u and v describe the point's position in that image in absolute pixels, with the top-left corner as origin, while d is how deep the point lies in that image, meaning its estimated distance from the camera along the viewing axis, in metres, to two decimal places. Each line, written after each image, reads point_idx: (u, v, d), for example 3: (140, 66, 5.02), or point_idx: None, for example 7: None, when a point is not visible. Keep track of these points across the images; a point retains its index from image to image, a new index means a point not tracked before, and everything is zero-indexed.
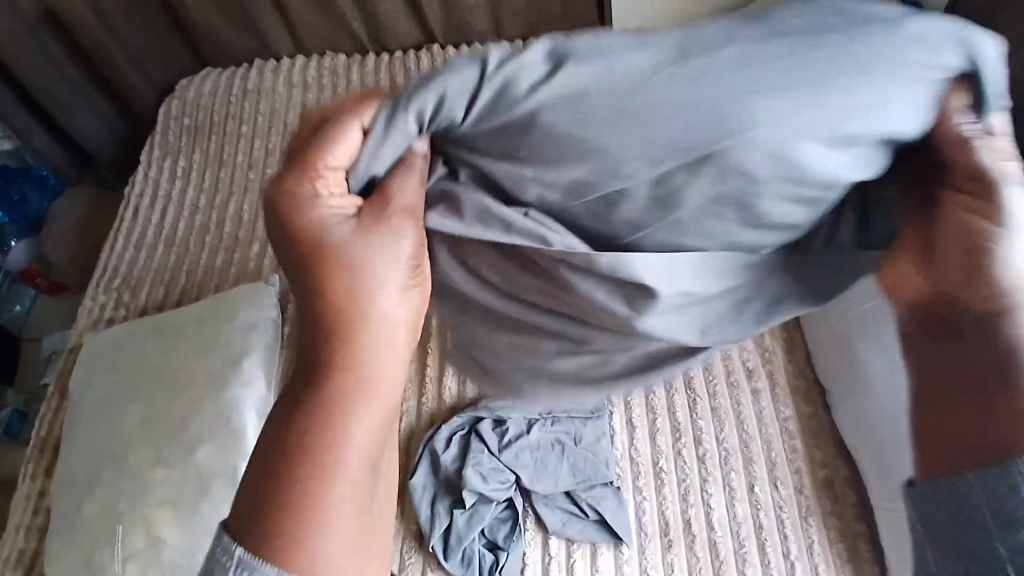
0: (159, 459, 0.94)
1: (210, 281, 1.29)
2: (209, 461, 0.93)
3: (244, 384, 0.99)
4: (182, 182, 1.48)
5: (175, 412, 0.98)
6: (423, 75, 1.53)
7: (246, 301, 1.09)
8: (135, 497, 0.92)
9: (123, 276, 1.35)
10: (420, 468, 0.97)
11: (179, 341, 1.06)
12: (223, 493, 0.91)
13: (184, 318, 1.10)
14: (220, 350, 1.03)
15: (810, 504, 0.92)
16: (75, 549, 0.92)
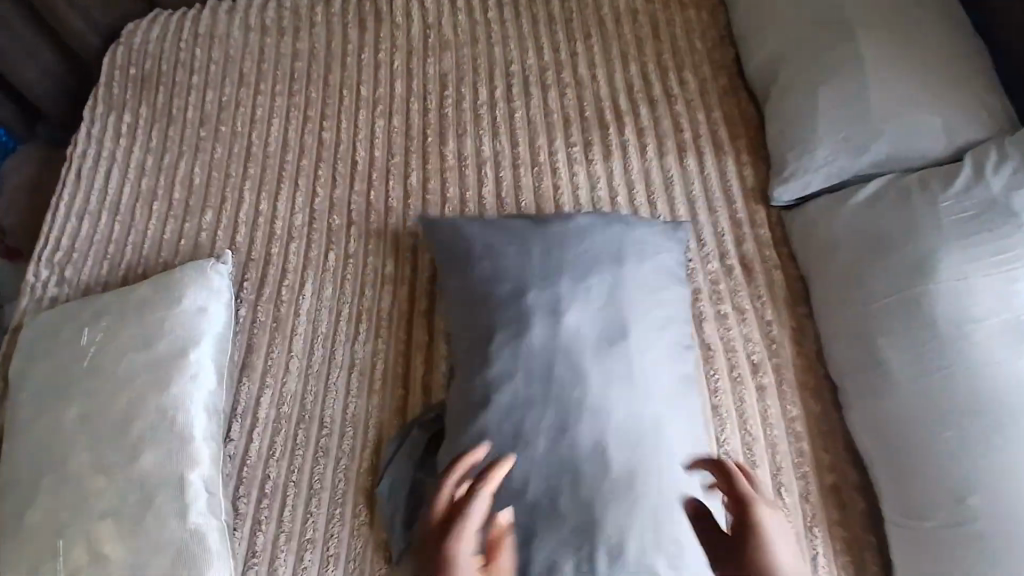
0: (96, 465, 0.83)
1: (162, 255, 1.16)
2: (154, 469, 0.83)
3: (190, 381, 0.88)
4: (130, 142, 1.33)
5: (115, 411, 0.87)
6: (396, 20, 1.35)
7: (191, 283, 0.96)
8: (73, 508, 0.81)
9: (65, 248, 1.22)
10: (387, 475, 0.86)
11: (117, 330, 0.94)
12: (171, 502, 0.81)
13: (123, 304, 0.97)
14: (163, 339, 0.91)
15: (816, 513, 0.85)
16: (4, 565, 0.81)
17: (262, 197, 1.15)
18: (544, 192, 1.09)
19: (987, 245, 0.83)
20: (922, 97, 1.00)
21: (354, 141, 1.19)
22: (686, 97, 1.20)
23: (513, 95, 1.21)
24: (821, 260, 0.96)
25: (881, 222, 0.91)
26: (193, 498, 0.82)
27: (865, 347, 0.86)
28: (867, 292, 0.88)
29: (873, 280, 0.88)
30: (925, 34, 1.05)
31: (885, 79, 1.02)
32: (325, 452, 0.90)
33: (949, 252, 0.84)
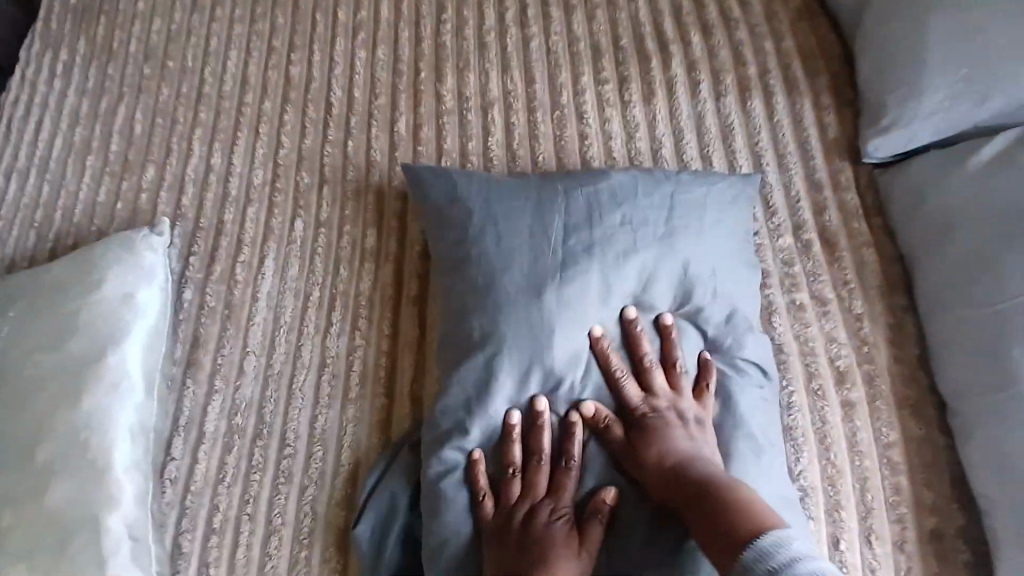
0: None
1: (83, 216, 0.91)
2: (63, 507, 0.64)
3: (114, 390, 0.70)
4: (50, 74, 1.04)
5: (14, 429, 0.67)
6: None
7: (117, 264, 0.77)
8: None
9: None
10: (365, 515, 0.67)
11: (17, 321, 0.74)
12: (86, 553, 0.63)
13: (25, 288, 0.77)
14: (81, 336, 0.72)
15: (915, 568, 0.65)
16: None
17: (214, 148, 0.92)
18: (567, 144, 0.86)
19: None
20: None
21: (328, 78, 0.95)
22: (749, 22, 0.94)
23: (528, 19, 0.96)
24: (930, 239, 0.74)
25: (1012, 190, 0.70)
26: (114, 546, 0.64)
27: (993, 358, 0.65)
28: (996, 283, 0.67)
29: (1005, 269, 0.67)
30: None
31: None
32: (288, 475, 0.72)
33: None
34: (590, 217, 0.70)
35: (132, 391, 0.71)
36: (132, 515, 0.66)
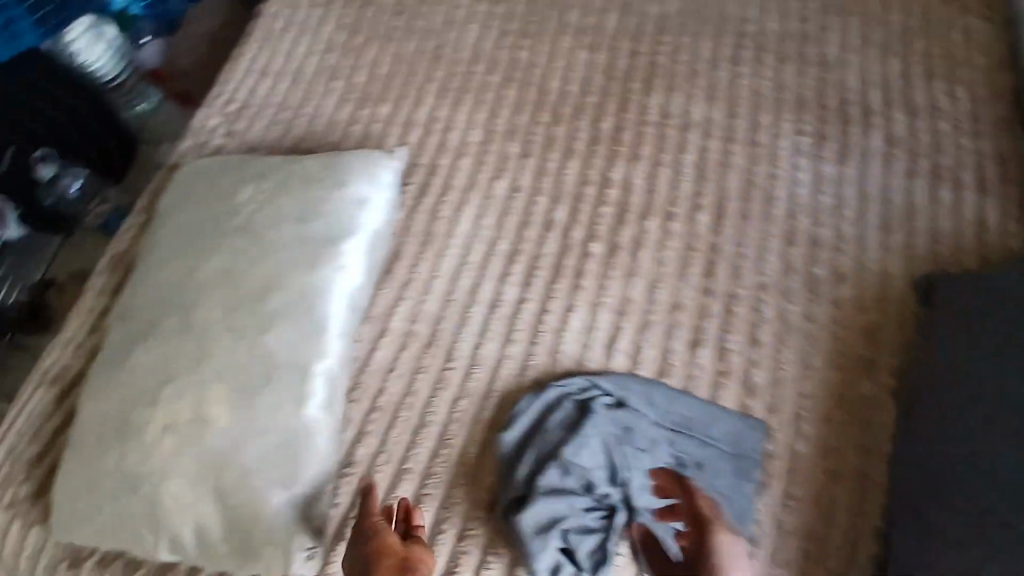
0: (195, 416, 0.75)
1: (327, 134, 1.06)
2: (265, 459, 0.73)
3: (338, 267, 0.83)
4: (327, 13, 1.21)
5: (254, 278, 0.82)
6: None
7: (355, 199, 0.89)
8: (193, 359, 0.77)
9: (238, 100, 1.13)
10: (520, 419, 0.81)
11: (247, 241, 0.85)
12: (289, 387, 0.76)
13: (263, 208, 0.88)
14: (319, 223, 0.86)
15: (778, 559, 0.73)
16: (95, 469, 0.75)
17: (442, 103, 1.06)
18: (755, 180, 0.93)
19: None
20: None
21: (550, 67, 1.07)
22: (956, 116, 0.99)
23: (742, 60, 1.04)
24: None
25: None
26: (312, 390, 0.76)
27: None
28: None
29: None
30: None
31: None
32: (448, 385, 0.88)
33: None
34: None
35: (331, 348, 0.79)
36: (321, 487, 0.74)
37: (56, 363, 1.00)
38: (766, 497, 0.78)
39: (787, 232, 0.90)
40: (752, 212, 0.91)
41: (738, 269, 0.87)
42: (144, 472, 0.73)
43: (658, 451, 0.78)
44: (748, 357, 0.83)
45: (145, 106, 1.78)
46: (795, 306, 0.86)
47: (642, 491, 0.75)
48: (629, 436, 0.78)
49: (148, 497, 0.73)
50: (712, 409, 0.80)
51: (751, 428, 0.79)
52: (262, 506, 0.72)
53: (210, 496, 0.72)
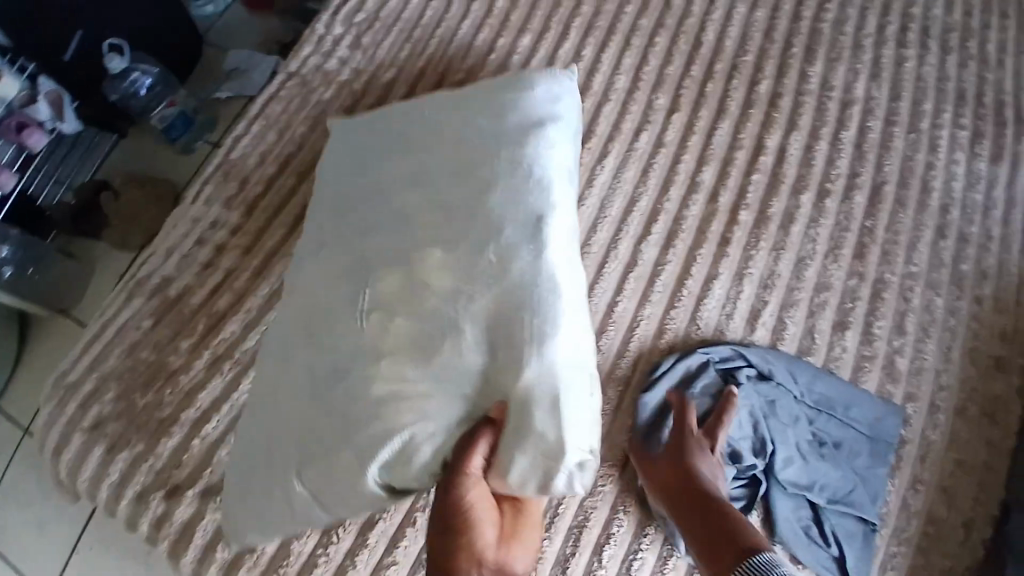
0: (412, 308, 0.64)
1: (459, 57, 0.98)
2: (501, 351, 0.60)
3: (549, 149, 0.73)
4: None
5: (455, 163, 0.71)
6: None
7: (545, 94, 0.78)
8: (400, 250, 0.67)
9: (358, 7, 1.03)
10: (663, 381, 0.80)
11: (438, 144, 0.74)
12: (520, 257, 0.64)
13: (450, 113, 0.77)
14: (515, 107, 0.76)
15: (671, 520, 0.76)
16: (292, 415, 0.67)
17: (587, 41, 0.99)
18: (913, 167, 0.90)
19: None
20: None
21: (705, 20, 1.01)
22: None
23: (907, 40, 0.99)
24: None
25: None
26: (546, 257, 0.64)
27: None
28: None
29: None
30: None
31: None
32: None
33: None
34: None
35: (554, 214, 0.67)
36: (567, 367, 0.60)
37: (162, 272, 0.96)
38: (897, 482, 0.79)
39: (941, 224, 0.88)
40: (907, 200, 0.89)
41: (890, 254, 0.87)
42: (361, 379, 0.62)
43: (800, 428, 0.79)
44: (892, 343, 0.83)
45: (214, 8, 1.60)
46: (943, 298, 0.85)
47: (785, 464, 0.77)
48: (773, 409, 0.79)
49: (362, 421, 0.61)
50: (850, 389, 0.80)
51: (890, 414, 0.79)
52: (509, 399, 0.59)
53: (439, 403, 0.60)
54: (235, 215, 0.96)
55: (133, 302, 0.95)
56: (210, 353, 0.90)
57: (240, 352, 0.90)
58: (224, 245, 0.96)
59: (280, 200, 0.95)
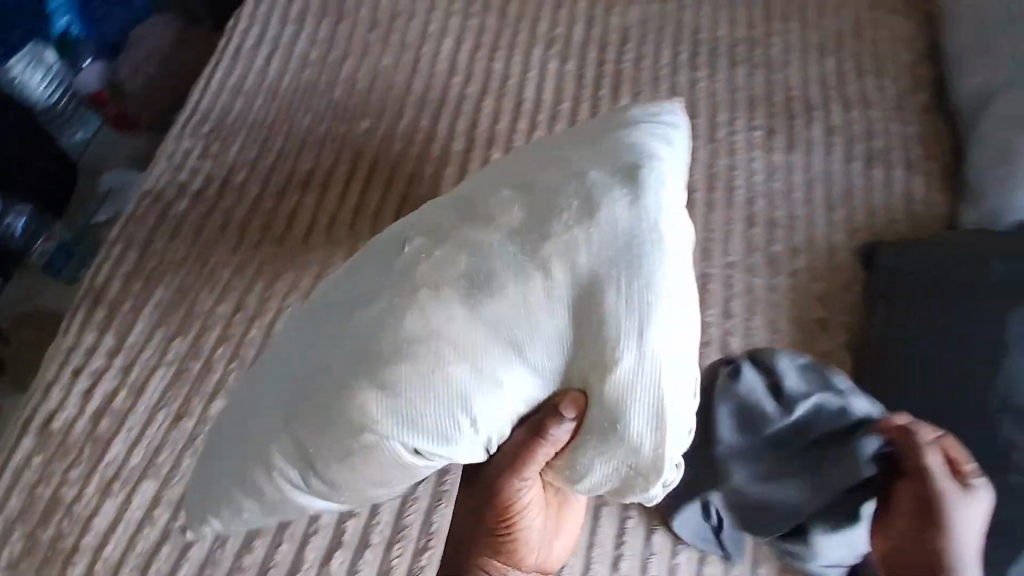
0: (445, 305, 0.55)
1: (305, 151, 1.07)
2: (582, 349, 0.55)
3: (620, 129, 0.62)
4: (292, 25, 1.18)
5: (523, 165, 0.62)
6: None
7: (656, 134, 0.63)
8: (433, 253, 0.58)
9: (205, 120, 1.11)
10: None
11: (506, 175, 0.63)
12: (596, 247, 0.55)
13: (567, 162, 0.60)
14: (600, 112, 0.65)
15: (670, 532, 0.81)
16: (279, 423, 0.59)
17: (422, 113, 1.08)
18: (717, 173, 1.04)
19: None
20: None
21: (525, 77, 1.11)
22: (883, 108, 1.13)
23: (701, 64, 1.12)
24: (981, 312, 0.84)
25: None
26: (621, 245, 0.55)
27: None
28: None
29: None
30: None
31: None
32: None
33: None
34: None
35: (646, 199, 0.56)
36: (662, 422, 0.55)
37: (41, 407, 0.95)
38: None
39: (749, 217, 1.01)
40: (717, 202, 1.02)
41: (711, 252, 0.97)
42: (388, 385, 0.55)
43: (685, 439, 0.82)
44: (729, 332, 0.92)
45: (82, 135, 1.69)
46: (764, 283, 0.95)
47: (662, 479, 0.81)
48: None
49: (390, 432, 0.55)
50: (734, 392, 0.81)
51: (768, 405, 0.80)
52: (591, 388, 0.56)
53: (504, 378, 0.56)
54: (110, 337, 0.98)
55: (15, 443, 0.94)
56: (98, 478, 0.89)
57: (125, 472, 0.89)
58: (101, 368, 0.96)
59: (152, 312, 0.99)
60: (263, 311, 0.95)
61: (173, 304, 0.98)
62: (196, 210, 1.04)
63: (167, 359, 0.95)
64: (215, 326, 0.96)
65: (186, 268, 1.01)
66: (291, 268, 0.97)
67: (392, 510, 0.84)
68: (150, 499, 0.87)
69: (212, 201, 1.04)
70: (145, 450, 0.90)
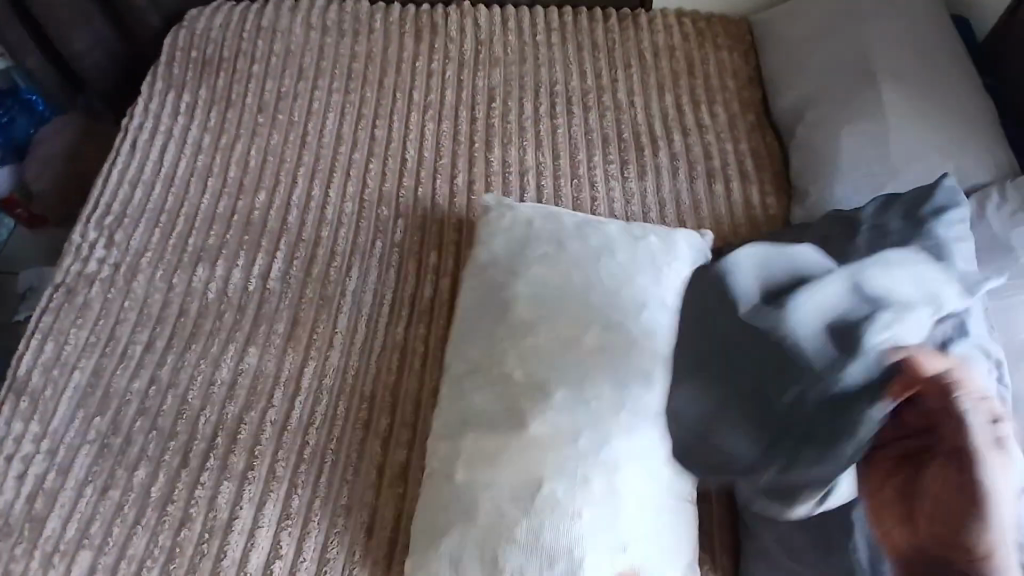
0: (581, 407, 0.88)
1: (210, 228, 1.20)
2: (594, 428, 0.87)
3: (613, 267, 1.01)
4: (187, 119, 1.32)
5: (548, 302, 0.98)
6: (449, 32, 1.43)
7: (651, 240, 1.06)
8: (541, 374, 0.92)
9: (116, 213, 1.22)
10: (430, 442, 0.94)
11: (561, 277, 1.00)
12: (647, 358, 0.91)
13: (558, 239, 1.05)
14: (609, 257, 1.02)
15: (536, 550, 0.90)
16: (447, 502, 0.87)
17: (314, 182, 1.23)
18: (581, 204, 1.19)
19: (957, 214, 0.93)
20: (934, 141, 1.11)
21: (405, 140, 1.28)
22: (716, 129, 1.30)
23: (556, 113, 1.31)
24: None
25: (843, 230, 0.99)
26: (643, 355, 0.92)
27: None
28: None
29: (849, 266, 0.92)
30: (933, 82, 1.17)
31: (899, 123, 1.13)
32: (345, 414, 1.02)
33: (949, 237, 0.91)
34: (939, 252, 0.89)
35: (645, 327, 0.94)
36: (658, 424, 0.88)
37: None
38: None
39: None
40: None
41: None
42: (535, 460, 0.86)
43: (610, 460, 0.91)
44: None
45: None
46: None
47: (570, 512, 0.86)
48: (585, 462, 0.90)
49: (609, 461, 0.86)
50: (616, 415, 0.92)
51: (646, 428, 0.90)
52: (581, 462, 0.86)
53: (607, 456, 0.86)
54: (34, 423, 1.03)
55: None
56: (39, 552, 0.93)
57: (59, 547, 0.94)
58: (29, 453, 1.01)
59: (75, 394, 1.06)
60: (178, 380, 1.05)
61: (91, 386, 1.06)
62: (111, 296, 1.14)
63: (90, 438, 1.02)
64: (135, 398, 1.05)
65: (105, 349, 1.10)
66: (196, 335, 1.09)
67: (317, 546, 0.91)
68: (85, 570, 0.92)
69: (121, 286, 1.15)
70: (77, 524, 0.95)
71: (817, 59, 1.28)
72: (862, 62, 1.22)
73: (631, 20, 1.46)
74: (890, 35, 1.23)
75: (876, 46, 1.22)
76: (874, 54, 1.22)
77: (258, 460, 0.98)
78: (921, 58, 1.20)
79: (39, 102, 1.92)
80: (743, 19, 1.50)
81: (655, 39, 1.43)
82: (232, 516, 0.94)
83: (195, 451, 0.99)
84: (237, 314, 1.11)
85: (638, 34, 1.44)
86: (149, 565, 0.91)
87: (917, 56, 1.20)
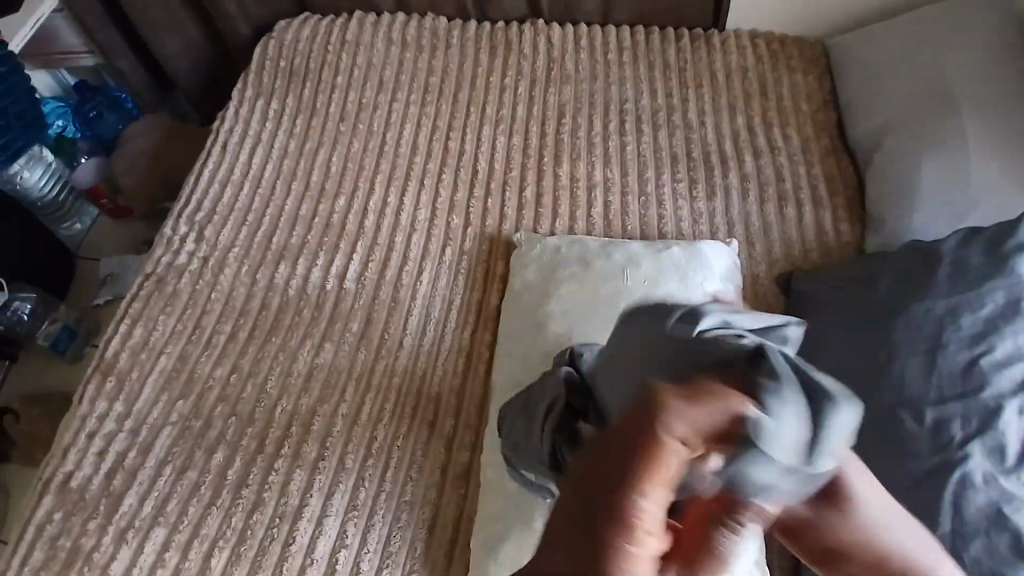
0: None
1: (292, 227, 1.27)
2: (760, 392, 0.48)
3: (653, 282, 1.03)
4: (273, 125, 1.40)
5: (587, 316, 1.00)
6: (523, 49, 1.47)
7: (693, 255, 1.07)
8: None
9: (205, 210, 1.31)
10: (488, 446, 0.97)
11: (590, 293, 1.03)
12: None
13: (585, 258, 1.08)
14: (645, 271, 1.05)
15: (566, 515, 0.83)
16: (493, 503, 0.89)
17: (390, 189, 1.29)
18: (648, 221, 1.20)
19: None
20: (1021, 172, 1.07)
21: (477, 152, 1.32)
22: (787, 153, 1.29)
23: (625, 130, 1.33)
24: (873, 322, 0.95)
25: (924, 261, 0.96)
26: None
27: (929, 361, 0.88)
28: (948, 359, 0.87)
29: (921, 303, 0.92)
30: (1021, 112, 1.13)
31: (983, 153, 1.10)
32: (410, 412, 1.06)
33: None
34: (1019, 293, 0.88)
35: None
36: None
37: (61, 469, 1.06)
38: None
39: None
40: None
41: None
42: None
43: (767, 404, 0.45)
44: None
45: (82, 225, 2.01)
46: None
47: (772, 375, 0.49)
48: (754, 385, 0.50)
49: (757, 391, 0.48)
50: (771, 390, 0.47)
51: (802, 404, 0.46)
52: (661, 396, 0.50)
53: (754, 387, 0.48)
54: (120, 403, 1.11)
55: (38, 504, 1.04)
56: (115, 527, 1.00)
57: (139, 520, 1.00)
58: (114, 430, 1.09)
59: (160, 378, 1.13)
60: (256, 370, 1.12)
61: (175, 371, 1.14)
62: (197, 288, 1.22)
63: (172, 420, 1.09)
64: (216, 385, 1.12)
65: (189, 337, 1.17)
66: (274, 329, 1.16)
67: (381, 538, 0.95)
68: (161, 543, 0.98)
69: (208, 278, 1.22)
70: (155, 500, 1.02)
71: (896, 86, 1.26)
72: (943, 90, 1.19)
73: (703, 40, 1.47)
74: (975, 62, 1.20)
75: (959, 73, 1.19)
76: (957, 82, 1.19)
77: (328, 451, 1.02)
78: (1009, 85, 1.16)
79: (127, 100, 2.06)
80: (817, 43, 1.49)
81: (727, 60, 1.44)
82: (302, 503, 0.98)
83: (269, 439, 1.05)
84: (312, 311, 1.17)
85: (710, 54, 1.45)
86: (222, 545, 0.97)
87: (1003, 83, 1.16)
